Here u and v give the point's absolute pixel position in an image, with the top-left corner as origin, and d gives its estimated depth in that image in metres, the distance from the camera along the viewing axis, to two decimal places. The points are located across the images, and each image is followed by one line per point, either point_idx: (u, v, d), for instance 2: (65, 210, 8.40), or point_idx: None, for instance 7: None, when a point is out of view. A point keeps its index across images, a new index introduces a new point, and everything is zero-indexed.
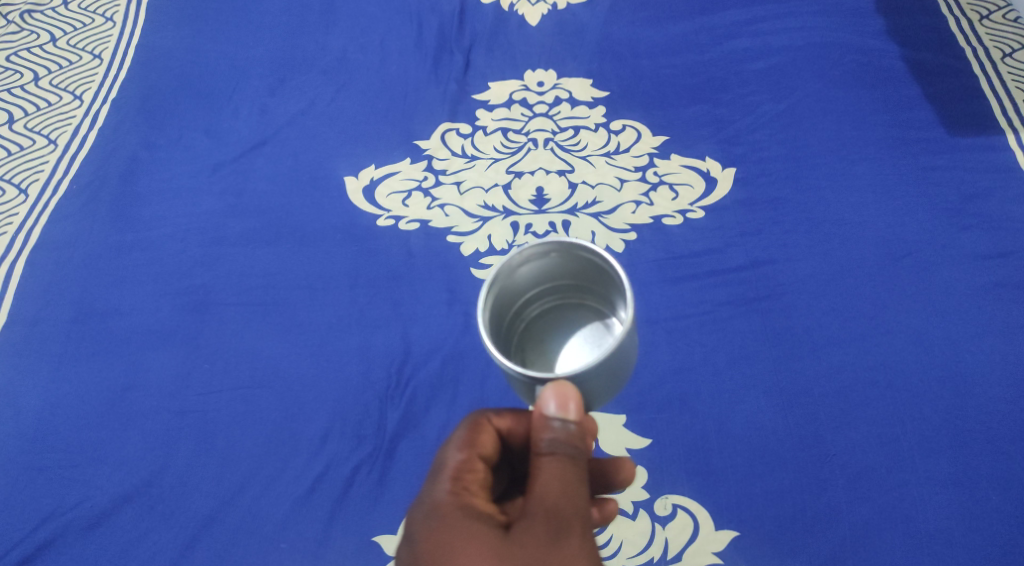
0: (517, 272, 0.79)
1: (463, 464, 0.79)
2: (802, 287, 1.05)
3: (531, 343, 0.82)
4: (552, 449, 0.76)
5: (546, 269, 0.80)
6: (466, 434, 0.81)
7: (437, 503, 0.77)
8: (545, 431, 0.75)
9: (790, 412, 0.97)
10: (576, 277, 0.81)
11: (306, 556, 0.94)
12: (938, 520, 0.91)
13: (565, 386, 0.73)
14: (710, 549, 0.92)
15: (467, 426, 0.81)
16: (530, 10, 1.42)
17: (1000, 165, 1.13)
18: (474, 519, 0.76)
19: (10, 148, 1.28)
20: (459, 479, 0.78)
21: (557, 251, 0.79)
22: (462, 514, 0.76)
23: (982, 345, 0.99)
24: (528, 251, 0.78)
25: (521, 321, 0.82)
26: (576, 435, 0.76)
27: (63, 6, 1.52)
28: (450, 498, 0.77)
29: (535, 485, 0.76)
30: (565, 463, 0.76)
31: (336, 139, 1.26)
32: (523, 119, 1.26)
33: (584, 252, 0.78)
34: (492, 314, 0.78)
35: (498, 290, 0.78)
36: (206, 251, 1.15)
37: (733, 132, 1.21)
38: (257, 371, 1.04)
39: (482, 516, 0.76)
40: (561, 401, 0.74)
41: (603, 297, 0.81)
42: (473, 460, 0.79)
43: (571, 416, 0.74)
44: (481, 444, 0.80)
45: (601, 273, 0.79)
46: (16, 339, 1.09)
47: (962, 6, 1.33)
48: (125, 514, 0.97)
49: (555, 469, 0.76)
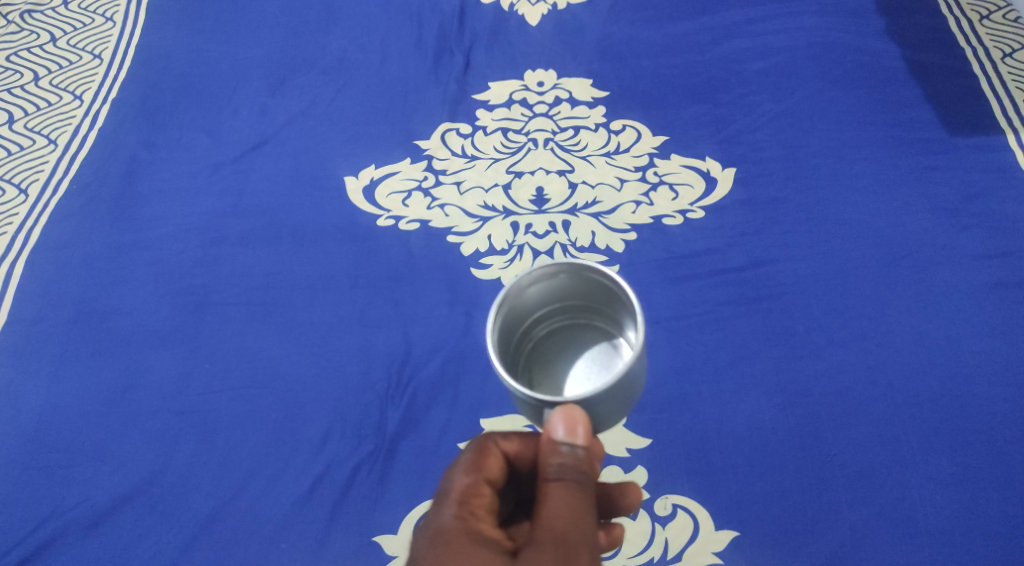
0: (526, 292, 0.79)
1: (469, 488, 0.79)
2: (802, 286, 1.05)
3: (538, 363, 0.82)
4: (561, 474, 0.77)
5: (555, 289, 0.80)
6: (473, 457, 0.81)
7: (443, 528, 0.77)
8: (553, 456, 0.76)
9: (790, 412, 0.97)
10: (585, 297, 0.81)
11: (306, 556, 0.94)
12: (938, 521, 0.91)
13: (574, 410, 0.73)
14: (711, 549, 0.92)
15: (474, 449, 0.81)
16: (530, 11, 1.42)
17: (1000, 165, 1.13)
18: (481, 545, 0.76)
19: (10, 148, 1.28)
20: (465, 503, 0.78)
21: (568, 272, 0.79)
22: (468, 539, 0.76)
23: (983, 345, 0.99)
24: (537, 272, 0.79)
25: (528, 341, 0.82)
26: (584, 460, 0.76)
27: (62, 6, 1.52)
28: (457, 523, 0.77)
29: (543, 510, 0.76)
30: (572, 489, 0.76)
31: (336, 139, 1.26)
32: (524, 119, 1.26)
33: (593, 273, 0.78)
34: (500, 334, 0.78)
35: (506, 310, 0.78)
36: (206, 251, 1.15)
37: (732, 132, 1.21)
38: (257, 370, 1.04)
39: (488, 542, 0.76)
40: (569, 424, 0.74)
41: (611, 319, 0.81)
42: (479, 484, 0.80)
43: (578, 440, 0.74)
44: (488, 468, 0.80)
45: (609, 294, 0.79)
46: (16, 339, 1.09)
47: (961, 6, 1.33)
48: (124, 514, 0.97)
49: (563, 495, 0.76)
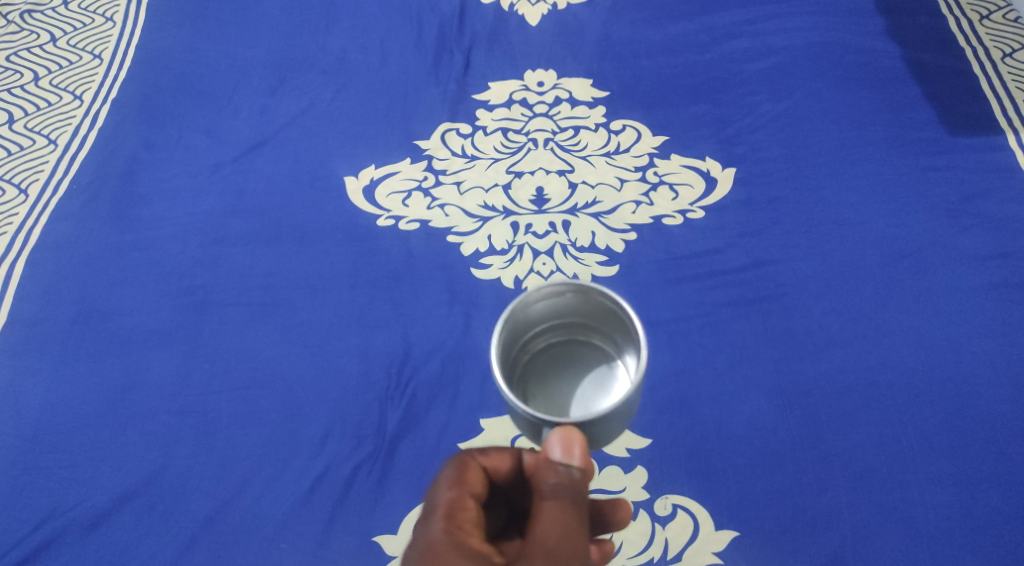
0: (531, 307, 0.80)
1: (456, 503, 0.79)
2: (802, 286, 1.05)
3: (534, 376, 0.81)
4: (555, 492, 0.76)
5: (558, 307, 0.81)
6: (456, 471, 0.81)
7: (432, 542, 0.77)
8: (548, 474, 0.76)
9: (790, 413, 0.97)
10: (587, 317, 0.82)
11: (306, 556, 0.94)
12: (937, 521, 0.91)
13: (572, 431, 0.74)
14: (711, 549, 0.92)
15: (455, 464, 0.81)
16: (530, 10, 1.42)
17: (1001, 165, 1.13)
18: (470, 559, 0.76)
19: (10, 149, 1.28)
20: (453, 518, 0.79)
21: (576, 291, 0.80)
22: (456, 554, 0.76)
23: (983, 346, 0.99)
24: (546, 289, 0.79)
25: (526, 354, 0.82)
26: (579, 480, 0.76)
27: (62, 5, 1.52)
28: (446, 538, 0.77)
29: (536, 526, 0.76)
30: (566, 505, 0.76)
31: (336, 139, 1.26)
32: (523, 119, 1.26)
33: (600, 295, 0.79)
34: (503, 345, 0.78)
35: (511, 322, 0.78)
36: (206, 252, 1.15)
37: (732, 132, 1.21)
38: (257, 370, 1.04)
39: (478, 557, 0.76)
40: (565, 445, 0.74)
41: (609, 341, 0.82)
42: (465, 498, 0.80)
43: (575, 461, 0.75)
44: (470, 482, 0.80)
45: (611, 317, 0.80)
46: (17, 340, 1.09)
47: (962, 6, 1.33)
48: (124, 515, 0.97)
49: (557, 512, 0.76)
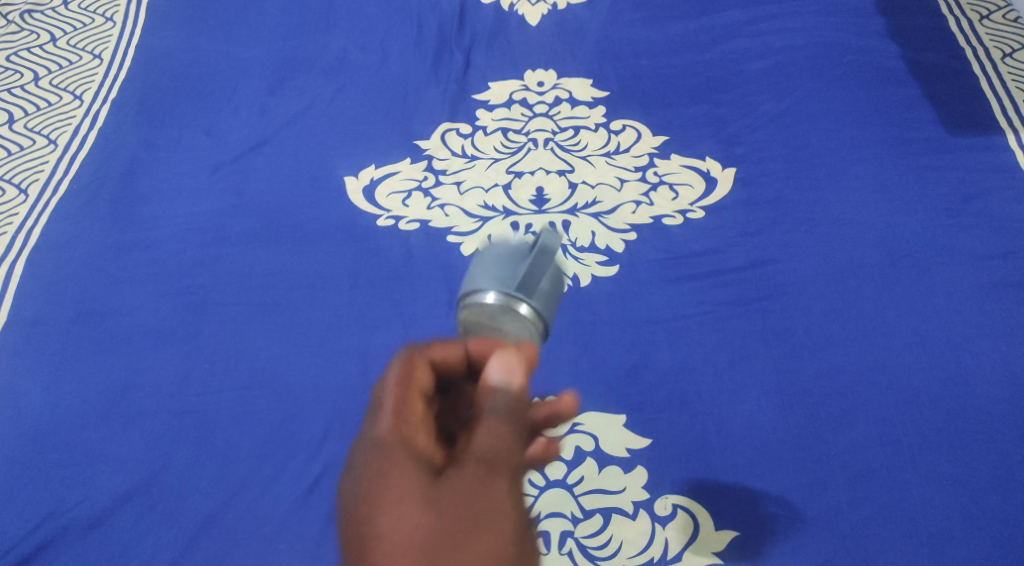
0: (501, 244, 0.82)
1: (404, 400, 0.74)
2: (802, 286, 1.05)
3: None
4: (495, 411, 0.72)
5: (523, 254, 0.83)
6: (405, 366, 0.76)
7: (377, 437, 0.72)
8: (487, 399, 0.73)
9: (790, 412, 0.97)
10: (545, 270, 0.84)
11: (305, 556, 0.93)
12: (938, 521, 0.90)
13: (511, 356, 0.75)
14: (711, 549, 0.91)
15: (403, 361, 0.77)
16: (530, 11, 1.43)
17: (1001, 165, 1.13)
18: (410, 458, 0.71)
19: (10, 149, 1.27)
20: (400, 413, 0.73)
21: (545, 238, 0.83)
22: (398, 451, 0.71)
23: (983, 345, 0.99)
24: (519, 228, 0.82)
25: None
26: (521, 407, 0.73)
27: (63, 7, 1.52)
28: (390, 433, 0.72)
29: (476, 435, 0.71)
30: (508, 420, 0.71)
31: (336, 139, 1.26)
32: (523, 119, 1.26)
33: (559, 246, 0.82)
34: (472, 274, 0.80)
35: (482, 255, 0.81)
36: (206, 251, 1.15)
37: (732, 132, 1.21)
38: (257, 370, 1.04)
39: (418, 456, 0.71)
40: (507, 366, 0.74)
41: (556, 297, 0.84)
42: (411, 396, 0.75)
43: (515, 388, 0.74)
44: (418, 380, 0.76)
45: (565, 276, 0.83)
46: (16, 338, 1.07)
47: (962, 6, 1.34)
48: (124, 514, 0.96)
49: (501, 425, 0.71)
